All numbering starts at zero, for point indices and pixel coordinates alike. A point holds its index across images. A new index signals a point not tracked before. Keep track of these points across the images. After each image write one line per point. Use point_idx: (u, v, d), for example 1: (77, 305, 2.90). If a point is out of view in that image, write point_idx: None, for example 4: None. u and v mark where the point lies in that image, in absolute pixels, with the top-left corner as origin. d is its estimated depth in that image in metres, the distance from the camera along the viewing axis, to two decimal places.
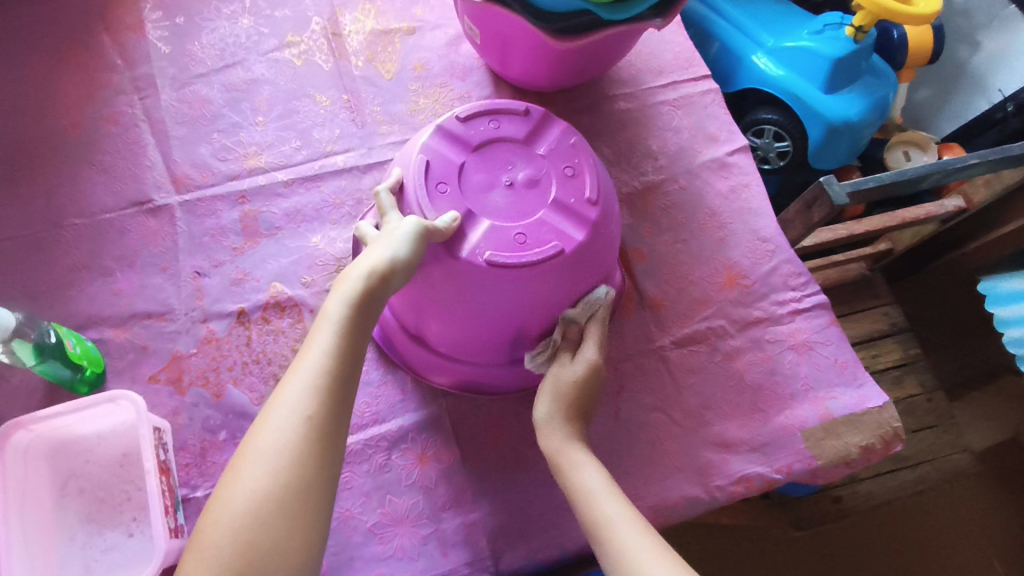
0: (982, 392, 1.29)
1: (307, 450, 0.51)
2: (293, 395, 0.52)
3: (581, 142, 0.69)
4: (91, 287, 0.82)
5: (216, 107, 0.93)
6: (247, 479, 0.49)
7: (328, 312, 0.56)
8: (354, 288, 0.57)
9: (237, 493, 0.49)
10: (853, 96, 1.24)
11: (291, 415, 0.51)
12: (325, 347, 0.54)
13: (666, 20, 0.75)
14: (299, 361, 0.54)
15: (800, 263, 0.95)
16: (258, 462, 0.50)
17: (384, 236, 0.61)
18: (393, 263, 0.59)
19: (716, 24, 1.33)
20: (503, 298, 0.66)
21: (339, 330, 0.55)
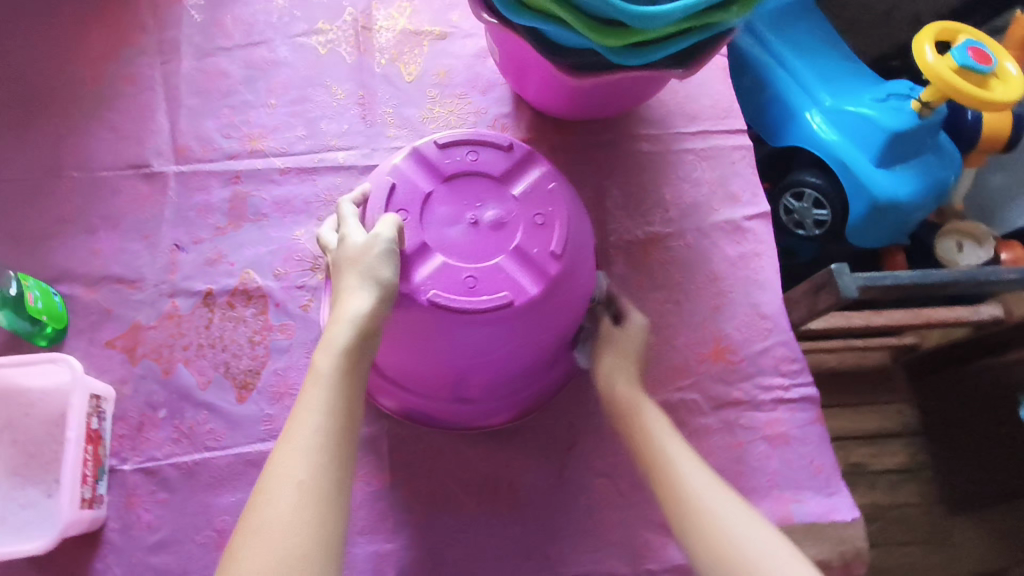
0: (988, 514, 1.19)
1: (309, 513, 0.49)
2: (291, 458, 0.51)
3: (560, 189, 0.66)
4: (73, 242, 0.83)
5: (232, 83, 0.93)
6: (252, 549, 0.48)
7: (317, 368, 0.56)
8: (341, 334, 0.56)
9: (247, 565, 0.47)
10: (907, 176, 1.14)
11: (291, 480, 0.50)
12: (319, 404, 0.54)
13: (688, 72, 0.71)
14: (293, 424, 0.54)
15: (798, 347, 0.88)
16: (258, 531, 0.48)
17: (359, 258, 0.59)
18: (374, 300, 0.57)
19: (775, 73, 1.24)
20: (443, 340, 0.63)
21: (329, 385, 0.54)
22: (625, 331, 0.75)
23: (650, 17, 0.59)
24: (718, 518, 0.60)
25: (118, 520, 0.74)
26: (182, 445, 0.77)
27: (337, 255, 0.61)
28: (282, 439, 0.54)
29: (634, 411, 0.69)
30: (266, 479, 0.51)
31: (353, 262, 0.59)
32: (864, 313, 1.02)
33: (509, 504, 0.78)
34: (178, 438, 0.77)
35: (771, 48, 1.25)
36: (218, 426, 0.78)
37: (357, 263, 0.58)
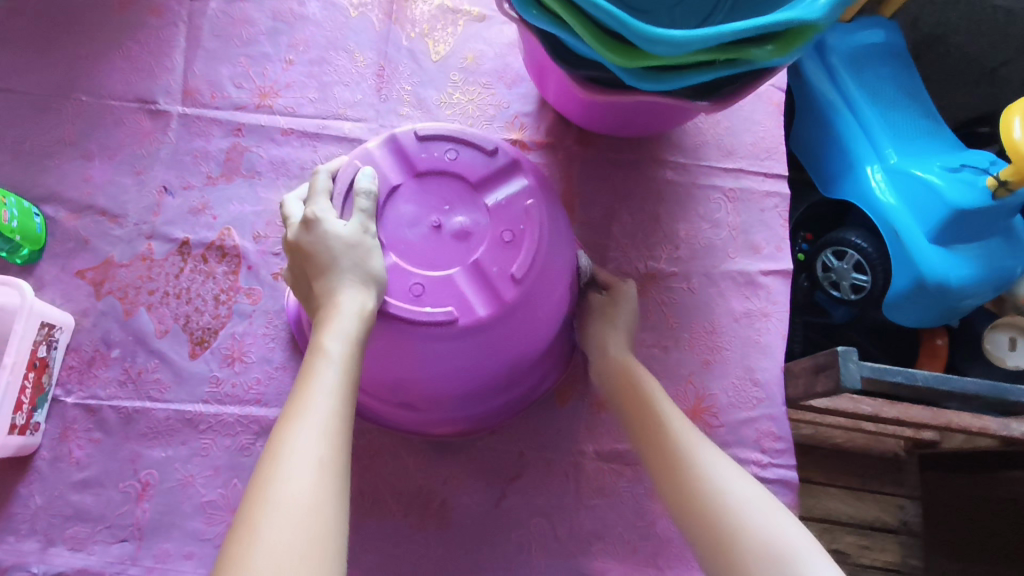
0: None
1: (329, 495, 0.45)
2: (306, 438, 0.47)
3: (537, 208, 0.60)
4: (68, 165, 0.83)
5: (255, 32, 0.90)
6: (267, 533, 0.42)
7: (326, 349, 0.51)
8: (350, 318, 0.52)
9: (260, 551, 0.41)
10: (962, 257, 1.02)
11: (308, 461, 0.46)
12: (331, 387, 0.50)
13: (711, 106, 0.64)
14: (299, 404, 0.49)
15: (786, 425, 0.80)
16: (277, 513, 0.43)
17: (346, 246, 0.55)
18: (377, 286, 0.55)
19: (843, 117, 1.12)
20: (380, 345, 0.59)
21: (343, 369, 0.51)
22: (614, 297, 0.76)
23: (658, 41, 0.52)
24: (738, 500, 0.57)
25: (50, 450, 0.73)
26: (126, 389, 0.76)
27: (318, 232, 0.55)
28: (287, 420, 0.48)
29: (631, 383, 0.69)
30: (270, 461, 0.46)
31: (348, 246, 0.55)
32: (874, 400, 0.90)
33: (437, 523, 0.74)
34: (124, 381, 0.76)
35: (846, 90, 1.13)
36: (165, 377, 0.76)
37: (339, 257, 0.54)
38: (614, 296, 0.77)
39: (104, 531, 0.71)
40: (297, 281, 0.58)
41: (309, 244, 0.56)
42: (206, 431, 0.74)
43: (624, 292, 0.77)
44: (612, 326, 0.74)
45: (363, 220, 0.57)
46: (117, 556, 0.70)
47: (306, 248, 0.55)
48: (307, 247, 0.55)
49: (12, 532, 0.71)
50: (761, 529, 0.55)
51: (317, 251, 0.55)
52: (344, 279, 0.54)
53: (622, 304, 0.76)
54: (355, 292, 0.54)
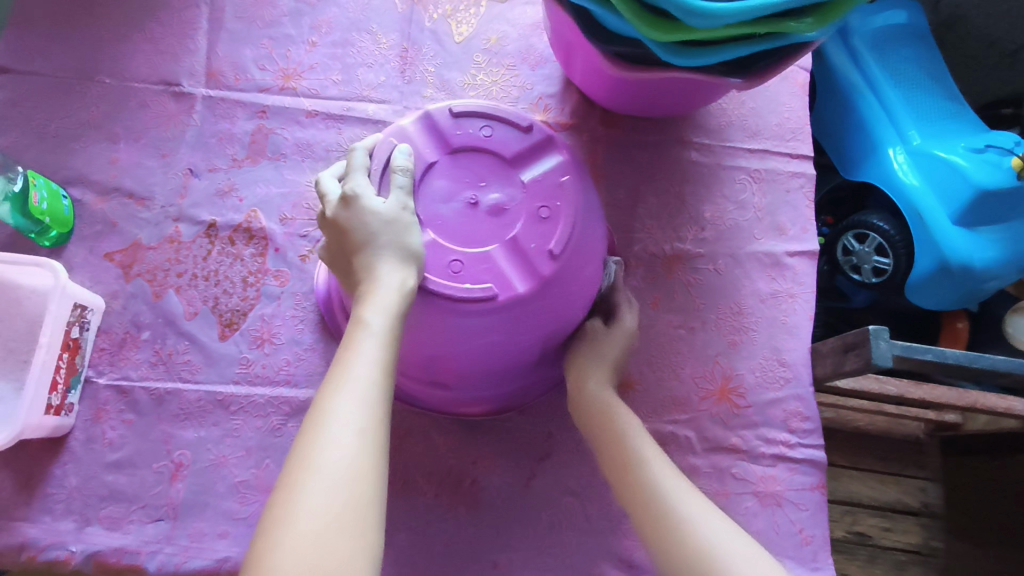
0: None
1: (372, 467, 0.45)
2: (348, 409, 0.47)
3: (573, 184, 0.60)
4: (94, 148, 0.83)
5: (278, 14, 0.90)
6: (312, 502, 0.43)
7: (366, 320, 0.51)
8: (390, 294, 0.52)
9: (305, 518, 0.42)
10: (987, 237, 1.02)
11: (350, 431, 0.46)
12: (372, 357, 0.50)
13: (745, 83, 0.64)
14: (341, 375, 0.49)
15: (814, 405, 0.80)
16: (321, 479, 0.44)
17: (384, 224, 0.55)
18: (416, 263, 0.55)
19: (866, 100, 1.11)
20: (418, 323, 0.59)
21: (384, 341, 0.51)
22: (611, 331, 0.71)
23: (702, 13, 0.52)
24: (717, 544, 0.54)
25: (84, 431, 0.74)
26: (158, 371, 0.76)
27: (356, 209, 0.55)
28: (329, 389, 0.49)
29: (612, 420, 0.65)
30: (312, 430, 0.46)
31: (387, 224, 0.54)
32: (900, 382, 0.91)
33: (468, 502, 0.74)
34: (155, 363, 0.76)
35: (868, 72, 1.12)
36: (196, 359, 0.76)
37: (377, 234, 0.54)
38: (611, 330, 0.71)
39: (138, 511, 0.71)
40: (335, 257, 0.59)
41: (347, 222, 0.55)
42: (238, 412, 0.75)
43: (619, 338, 0.71)
44: (593, 355, 0.69)
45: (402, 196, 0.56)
46: (152, 535, 0.71)
47: (345, 226, 0.55)
48: (345, 223, 0.55)
49: (48, 511, 0.71)
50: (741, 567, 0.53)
51: (356, 228, 0.54)
52: (385, 254, 0.54)
53: (616, 340, 0.71)
54: (393, 269, 0.53)
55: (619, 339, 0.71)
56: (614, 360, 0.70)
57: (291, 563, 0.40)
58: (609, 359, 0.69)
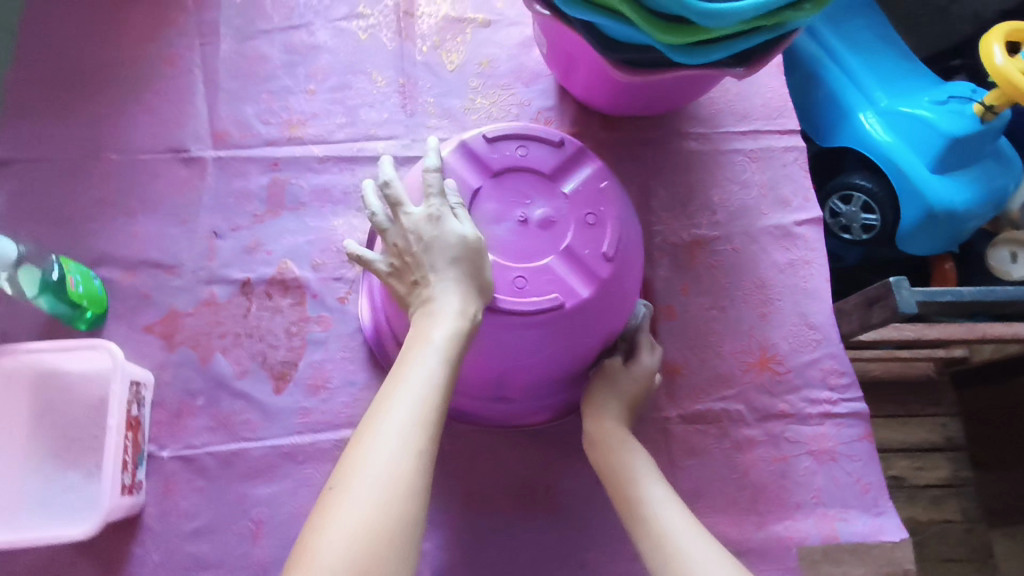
0: None
1: (415, 490, 0.46)
2: (401, 423, 0.48)
3: (612, 188, 0.64)
4: (112, 225, 0.82)
5: (272, 67, 0.91)
6: (357, 506, 0.44)
7: (430, 334, 0.53)
8: (453, 313, 0.54)
9: (348, 521, 0.44)
10: (963, 181, 1.09)
11: (401, 447, 0.47)
12: (433, 371, 0.51)
13: (748, 71, 0.67)
14: (398, 387, 0.51)
15: (848, 361, 0.85)
16: (367, 485, 0.45)
17: (458, 243, 0.56)
18: (481, 289, 0.57)
19: (829, 71, 1.19)
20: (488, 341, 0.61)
21: (445, 356, 0.52)
22: (630, 371, 0.72)
23: (720, 15, 0.56)
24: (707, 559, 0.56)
25: (156, 506, 0.73)
26: (219, 434, 0.76)
27: (430, 236, 0.56)
28: (385, 398, 0.50)
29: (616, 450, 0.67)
30: (368, 434, 0.48)
31: (462, 249, 0.56)
32: (917, 325, 0.97)
33: (546, 510, 0.76)
34: (215, 426, 0.76)
35: (826, 44, 1.20)
36: (254, 417, 0.77)
37: (456, 252, 0.56)
38: (627, 371, 0.71)
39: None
40: (397, 275, 0.59)
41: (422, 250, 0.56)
42: (307, 461, 0.75)
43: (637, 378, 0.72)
44: (609, 391, 0.70)
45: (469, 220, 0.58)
46: None
47: (419, 254, 0.56)
48: (417, 250, 0.56)
49: None
50: None
51: (431, 255, 0.56)
52: (447, 276, 0.56)
53: (630, 382, 0.71)
54: (456, 293, 0.55)
55: (630, 387, 0.71)
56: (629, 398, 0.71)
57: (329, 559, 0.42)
58: (626, 395, 0.71)
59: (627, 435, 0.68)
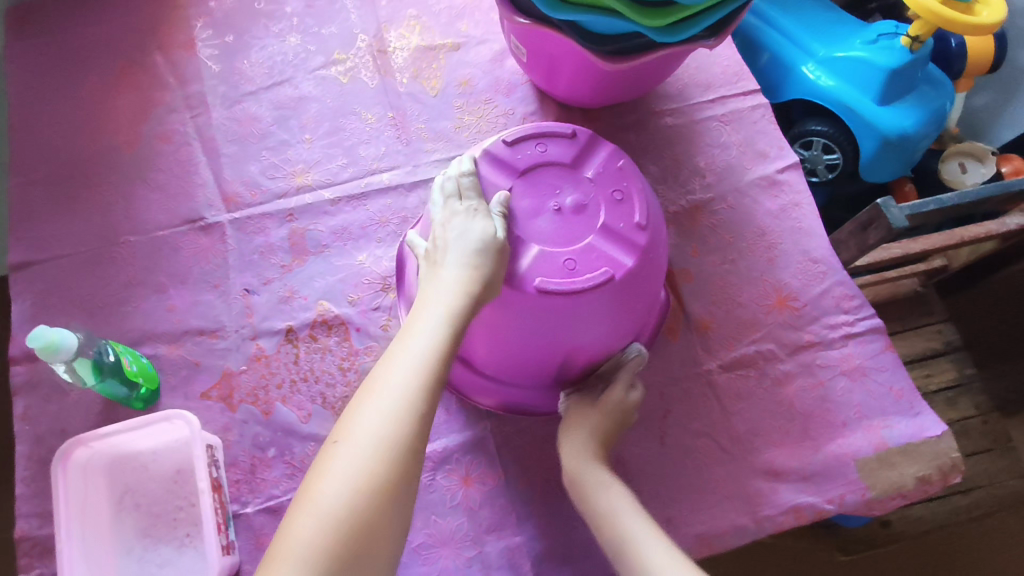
0: None
1: (401, 458, 0.52)
2: (396, 393, 0.55)
3: (629, 165, 0.70)
4: (146, 303, 0.84)
5: (265, 125, 0.94)
6: (347, 462, 0.52)
7: (432, 307, 0.60)
8: (455, 289, 0.60)
9: (339, 473, 0.51)
10: (907, 107, 1.19)
11: (392, 415, 0.53)
12: (431, 339, 0.57)
13: (719, 42, 0.74)
14: (396, 357, 0.57)
15: (854, 284, 0.92)
16: (361, 432, 0.53)
17: (477, 238, 0.62)
18: (486, 277, 0.61)
19: (767, 34, 1.28)
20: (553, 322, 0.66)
21: (444, 326, 0.58)
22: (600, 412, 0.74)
23: None
24: None
25: (253, 562, 0.74)
26: (298, 479, 0.78)
27: (460, 229, 0.63)
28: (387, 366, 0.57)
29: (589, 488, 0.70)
30: (367, 396, 0.55)
31: (482, 243, 0.62)
32: (903, 243, 1.06)
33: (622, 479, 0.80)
34: (293, 472, 0.78)
35: (759, 10, 1.30)
36: None
37: (475, 244, 0.62)
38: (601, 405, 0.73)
39: None
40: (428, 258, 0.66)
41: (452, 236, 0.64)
42: None
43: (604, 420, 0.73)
44: (581, 430, 0.72)
45: (501, 225, 0.64)
46: None
47: (450, 241, 0.64)
48: (449, 239, 0.64)
49: None
50: None
51: (457, 245, 0.62)
52: (454, 261, 0.61)
53: (605, 417, 0.73)
54: (460, 278, 0.60)
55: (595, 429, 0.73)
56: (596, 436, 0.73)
57: (318, 504, 0.50)
58: (599, 425, 0.72)
59: (604, 475, 0.70)
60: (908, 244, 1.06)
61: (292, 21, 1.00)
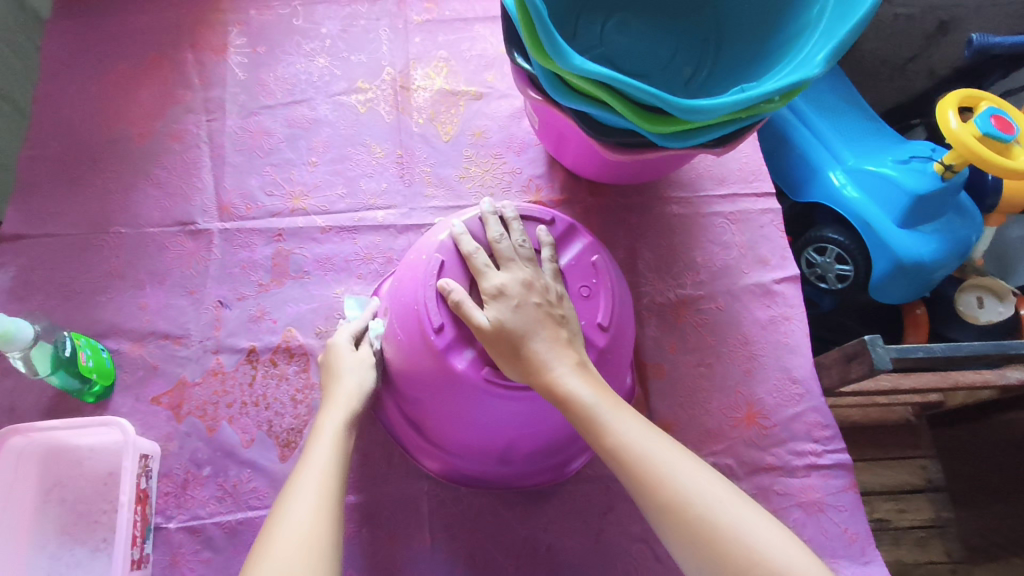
0: None
1: (333, 483, 0.60)
2: (332, 452, 0.62)
3: (603, 261, 0.69)
4: (121, 297, 0.86)
5: (275, 141, 0.96)
6: (299, 525, 0.55)
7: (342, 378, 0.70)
8: (344, 380, 0.70)
9: (305, 492, 0.58)
10: (927, 235, 1.15)
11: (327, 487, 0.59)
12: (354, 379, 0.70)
13: (725, 150, 0.71)
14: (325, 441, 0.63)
15: (830, 413, 0.89)
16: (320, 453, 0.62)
17: (344, 360, 0.72)
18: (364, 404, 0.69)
19: (799, 131, 1.25)
20: (509, 398, 0.64)
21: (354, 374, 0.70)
22: (502, 308, 0.61)
23: (700, 110, 0.60)
24: (753, 539, 0.49)
25: None
26: (226, 504, 0.77)
27: (338, 359, 0.72)
28: (309, 453, 0.63)
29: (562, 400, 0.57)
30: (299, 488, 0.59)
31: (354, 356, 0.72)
32: (892, 375, 1.00)
33: (546, 567, 0.77)
34: (222, 496, 0.77)
35: (797, 108, 1.27)
36: (261, 484, 0.78)
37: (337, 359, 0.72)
38: (504, 322, 0.60)
39: None
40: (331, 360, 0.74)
41: (495, 254, 0.66)
42: None
43: (544, 282, 0.64)
44: (535, 353, 0.59)
45: (554, 277, 0.65)
46: None
47: (500, 249, 0.65)
48: (336, 363, 0.72)
49: None
50: (766, 549, 0.49)
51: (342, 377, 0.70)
52: (342, 347, 0.73)
53: (518, 321, 0.60)
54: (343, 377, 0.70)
55: (533, 301, 0.61)
56: (518, 342, 0.59)
57: None
58: (530, 330, 0.60)
59: (547, 383, 0.58)
60: (898, 378, 1.00)
61: (324, 43, 1.02)
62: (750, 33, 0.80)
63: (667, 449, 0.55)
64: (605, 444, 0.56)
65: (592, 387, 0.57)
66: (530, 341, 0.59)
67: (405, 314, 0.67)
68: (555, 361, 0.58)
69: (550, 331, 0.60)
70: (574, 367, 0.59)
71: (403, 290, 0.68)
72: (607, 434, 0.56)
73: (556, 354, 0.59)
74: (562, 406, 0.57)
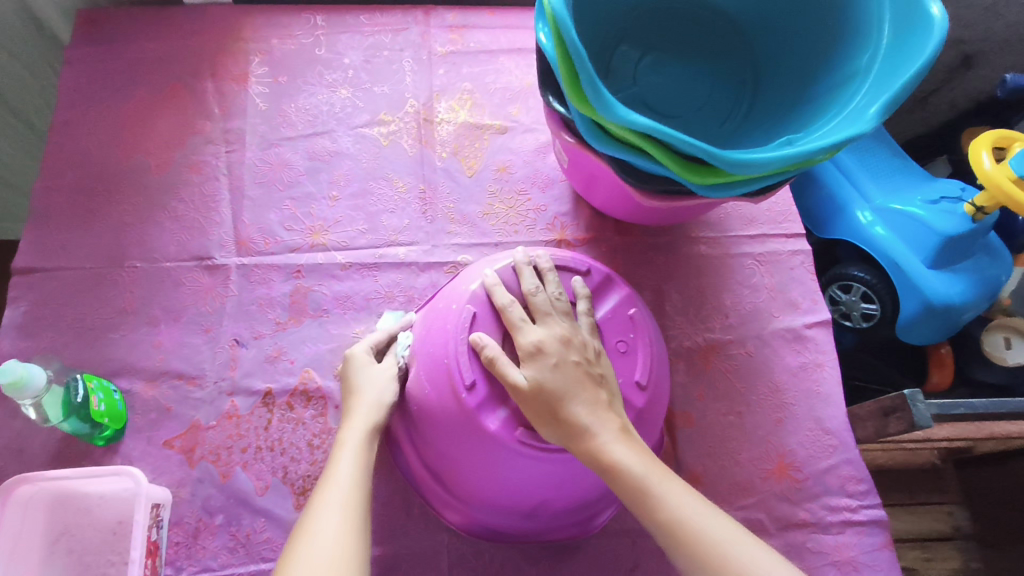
0: None
1: (359, 494, 0.60)
2: (355, 465, 0.63)
3: (641, 316, 0.67)
4: (135, 334, 0.83)
5: (295, 173, 0.94)
6: (327, 532, 0.56)
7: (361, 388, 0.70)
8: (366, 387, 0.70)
9: (332, 503, 0.59)
10: (955, 277, 1.12)
11: (359, 470, 0.63)
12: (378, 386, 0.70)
13: (760, 199, 0.68)
14: (357, 423, 0.66)
15: (864, 466, 0.86)
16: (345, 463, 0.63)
17: (365, 368, 0.71)
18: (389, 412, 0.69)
19: (825, 167, 1.23)
20: (542, 459, 0.61)
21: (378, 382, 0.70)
22: (541, 366, 0.58)
23: (747, 164, 0.58)
24: None
25: None
26: (238, 555, 0.74)
27: (357, 370, 0.71)
28: (336, 463, 0.63)
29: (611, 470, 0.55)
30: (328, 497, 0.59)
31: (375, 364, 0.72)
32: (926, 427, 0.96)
33: None
34: (235, 547, 0.74)
35: None
36: (275, 535, 0.75)
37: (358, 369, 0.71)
38: (544, 381, 0.57)
39: None
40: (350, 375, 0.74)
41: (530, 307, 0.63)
42: None
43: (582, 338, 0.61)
44: (578, 414, 0.56)
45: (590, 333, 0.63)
46: None
47: (535, 301, 0.63)
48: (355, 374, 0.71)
49: None
50: None
51: (363, 386, 0.70)
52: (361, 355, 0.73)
53: (559, 380, 0.57)
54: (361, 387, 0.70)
55: (572, 360, 0.59)
56: (557, 403, 0.57)
57: None
58: (572, 392, 0.57)
59: (591, 448, 0.55)
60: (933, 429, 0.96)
61: (346, 74, 1.01)
62: (788, 79, 0.78)
63: (723, 526, 0.52)
64: (656, 519, 0.53)
65: (639, 455, 0.55)
66: (572, 403, 0.57)
67: (435, 368, 0.64)
68: (600, 426, 0.56)
69: (592, 394, 0.58)
70: (618, 434, 0.56)
71: (431, 342, 0.66)
72: (659, 509, 0.53)
73: (601, 418, 0.56)
74: (608, 474, 0.55)
